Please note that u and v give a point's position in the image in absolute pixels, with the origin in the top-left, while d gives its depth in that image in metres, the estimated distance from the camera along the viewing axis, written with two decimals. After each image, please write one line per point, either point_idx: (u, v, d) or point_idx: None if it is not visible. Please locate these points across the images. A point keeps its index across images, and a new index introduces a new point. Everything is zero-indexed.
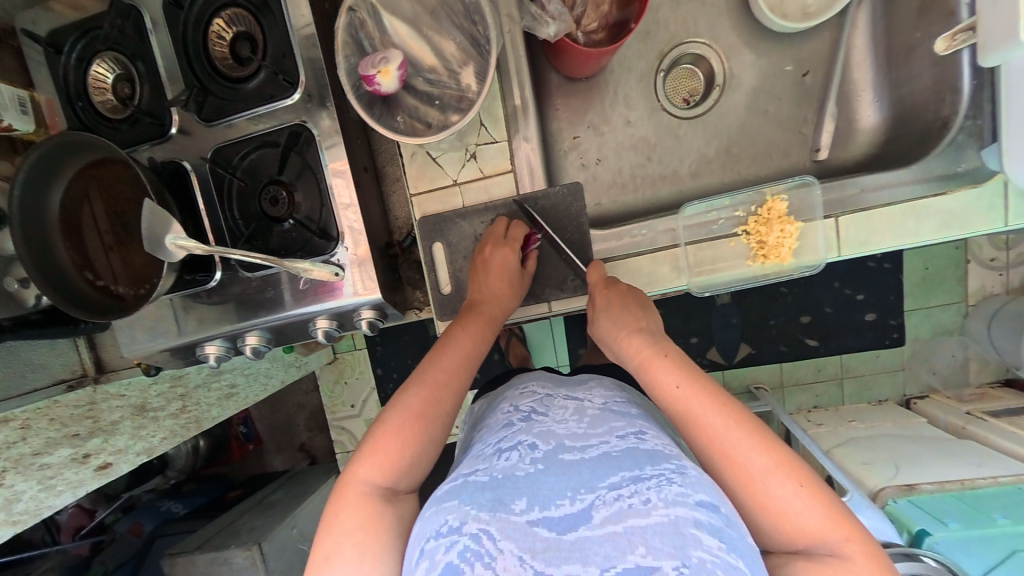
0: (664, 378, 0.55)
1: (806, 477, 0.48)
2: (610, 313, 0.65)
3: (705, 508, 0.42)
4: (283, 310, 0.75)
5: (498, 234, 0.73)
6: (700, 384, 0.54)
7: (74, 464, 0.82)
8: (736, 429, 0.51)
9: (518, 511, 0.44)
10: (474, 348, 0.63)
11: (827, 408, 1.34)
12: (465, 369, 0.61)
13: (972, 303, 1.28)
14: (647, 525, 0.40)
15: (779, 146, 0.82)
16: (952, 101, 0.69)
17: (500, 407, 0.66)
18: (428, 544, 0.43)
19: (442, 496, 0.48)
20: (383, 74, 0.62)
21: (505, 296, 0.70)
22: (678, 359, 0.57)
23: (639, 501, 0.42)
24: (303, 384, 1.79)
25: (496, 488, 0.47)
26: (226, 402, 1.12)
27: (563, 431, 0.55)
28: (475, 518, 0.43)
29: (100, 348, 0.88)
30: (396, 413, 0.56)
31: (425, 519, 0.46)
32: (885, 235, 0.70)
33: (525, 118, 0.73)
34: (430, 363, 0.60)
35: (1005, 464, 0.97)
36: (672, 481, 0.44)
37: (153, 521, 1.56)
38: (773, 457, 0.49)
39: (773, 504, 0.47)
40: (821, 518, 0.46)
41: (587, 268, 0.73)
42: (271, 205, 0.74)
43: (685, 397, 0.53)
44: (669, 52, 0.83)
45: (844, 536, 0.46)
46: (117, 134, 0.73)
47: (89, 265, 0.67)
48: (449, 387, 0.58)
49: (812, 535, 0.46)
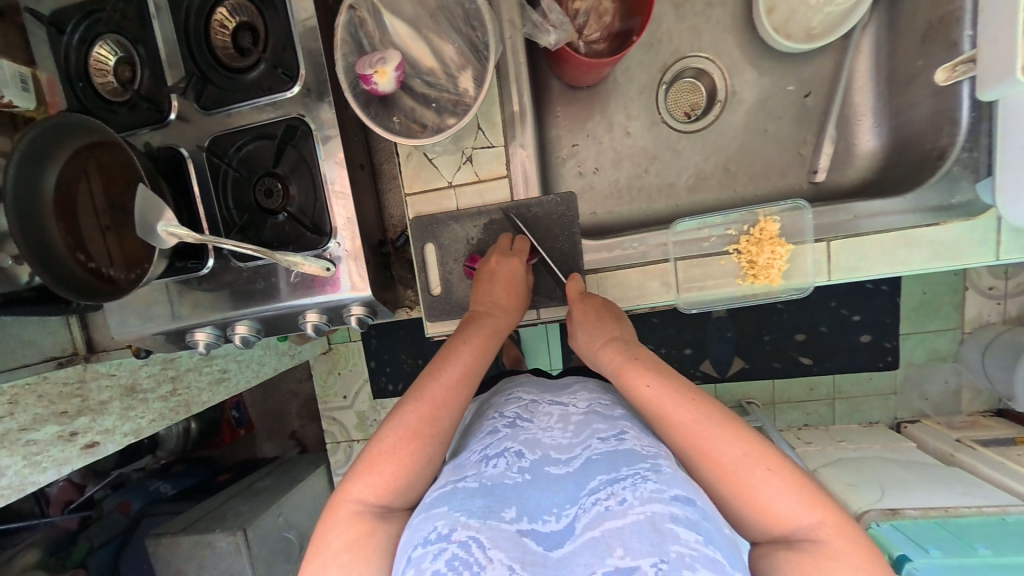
0: (636, 380, 0.56)
1: (780, 464, 0.49)
2: (586, 324, 0.67)
3: (681, 502, 0.42)
4: (274, 301, 0.75)
5: (502, 248, 0.72)
6: (671, 382, 0.54)
7: (59, 441, 0.82)
8: (707, 422, 0.51)
9: (509, 519, 0.44)
10: (476, 362, 0.61)
11: (817, 427, 1.34)
12: (466, 385, 0.59)
13: (968, 330, 1.27)
14: (622, 526, 0.41)
15: (778, 166, 0.82)
16: (949, 133, 0.68)
17: (486, 415, 0.65)
18: (415, 553, 0.43)
19: (431, 502, 0.48)
20: (380, 74, 0.63)
21: (508, 310, 0.69)
22: (651, 362, 0.58)
23: (615, 502, 0.43)
24: (297, 372, 1.80)
25: (486, 495, 0.47)
26: (217, 387, 1.12)
27: (549, 440, 0.55)
28: (465, 525, 0.43)
29: (92, 328, 0.91)
30: (393, 430, 0.55)
31: (415, 527, 0.46)
32: (875, 262, 0.70)
33: (523, 125, 0.73)
34: (428, 379, 0.59)
35: (992, 494, 0.98)
36: (647, 479, 0.44)
37: (140, 500, 1.54)
38: (746, 447, 0.49)
39: (750, 493, 0.48)
40: (799, 504, 0.47)
41: (568, 280, 0.73)
42: (266, 197, 0.74)
43: (657, 396, 0.53)
44: (672, 65, 0.83)
45: (819, 520, 0.46)
46: (116, 116, 0.73)
47: (82, 247, 0.67)
48: (446, 404, 0.57)
49: (791, 522, 0.46)
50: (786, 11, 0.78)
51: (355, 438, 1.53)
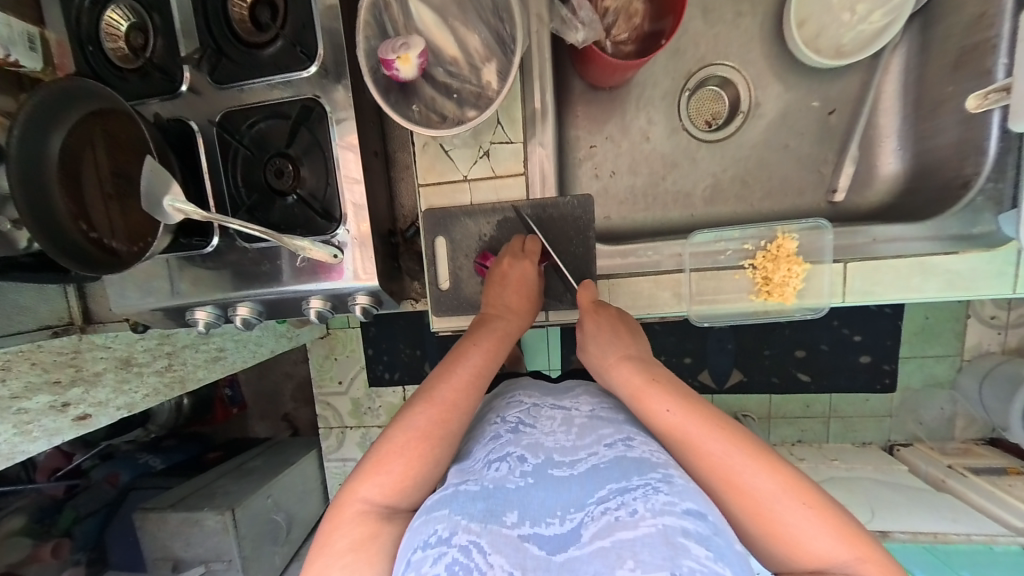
0: (656, 405, 0.54)
1: (811, 497, 0.48)
2: (599, 339, 0.66)
3: (692, 516, 0.42)
4: (279, 284, 0.74)
5: (514, 250, 0.71)
6: (695, 410, 0.53)
7: (50, 412, 0.81)
8: (735, 451, 0.50)
9: (510, 524, 0.44)
10: (486, 364, 0.61)
11: (810, 444, 1.34)
12: (477, 386, 0.59)
13: (967, 358, 1.27)
14: (635, 538, 0.40)
15: (796, 183, 0.81)
16: (975, 162, 0.67)
17: (487, 419, 0.63)
18: (415, 556, 0.42)
19: (432, 506, 0.47)
20: (403, 61, 0.61)
21: (520, 313, 0.68)
22: (673, 388, 0.56)
23: (625, 513, 0.43)
24: (292, 354, 1.79)
25: (487, 498, 0.46)
26: (212, 365, 1.12)
27: (552, 443, 0.55)
28: (465, 529, 0.43)
29: (89, 298, 0.90)
30: (402, 431, 0.54)
31: (414, 530, 0.45)
32: (891, 287, 0.69)
33: (543, 123, 0.72)
34: (439, 380, 0.59)
35: (979, 522, 1.00)
36: (659, 490, 0.44)
37: (130, 472, 1.54)
38: (778, 479, 0.49)
39: (784, 527, 0.47)
40: (833, 539, 0.46)
41: (577, 286, 0.72)
42: (276, 177, 0.72)
43: (682, 425, 0.52)
44: (696, 72, 0.81)
45: (856, 555, 0.46)
46: (126, 84, 0.71)
47: (84, 216, 0.65)
48: (456, 407, 0.57)
49: (826, 558, 0.46)
50: (817, 26, 0.76)
51: (348, 425, 1.53)
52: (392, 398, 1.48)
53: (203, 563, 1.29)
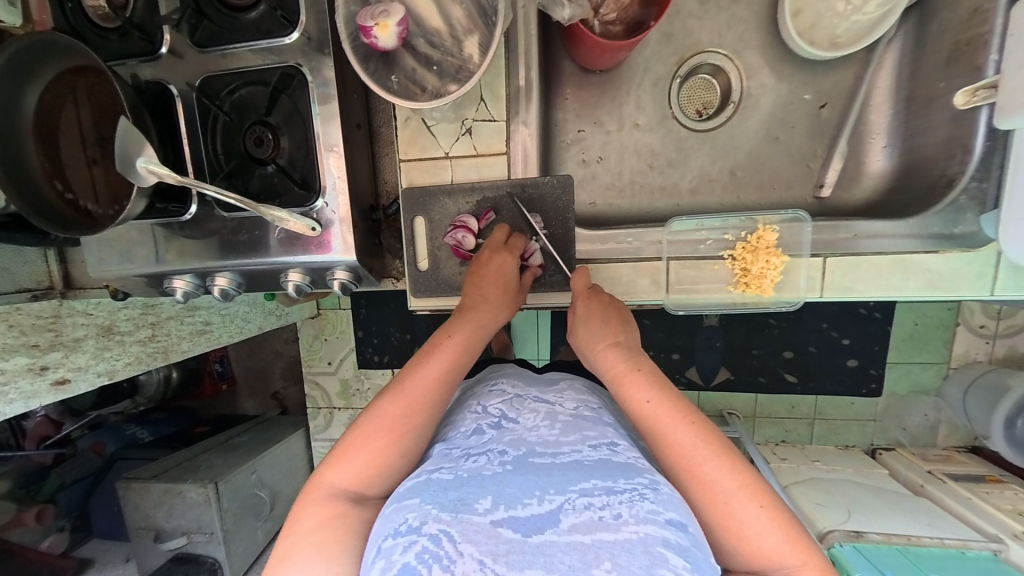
0: (636, 392, 0.56)
1: (768, 500, 0.49)
2: (589, 323, 0.67)
3: (674, 526, 0.43)
4: (258, 255, 0.74)
5: (494, 242, 0.71)
6: (671, 400, 0.55)
7: (29, 374, 0.80)
8: (701, 444, 0.51)
9: (481, 511, 0.44)
10: (457, 359, 0.60)
11: (794, 445, 1.34)
12: (448, 381, 0.58)
13: (953, 366, 1.27)
14: (615, 541, 0.41)
15: (784, 177, 0.80)
16: (961, 160, 0.66)
17: (468, 407, 0.64)
18: (385, 543, 0.43)
19: (404, 493, 0.48)
20: (382, 28, 0.60)
21: (496, 305, 0.67)
22: (651, 375, 0.58)
23: (610, 515, 0.43)
24: (284, 333, 1.80)
25: (460, 487, 0.47)
26: (198, 338, 1.13)
27: (535, 437, 0.55)
28: (435, 518, 0.43)
29: (70, 263, 0.89)
30: (369, 419, 0.54)
31: (385, 517, 0.46)
32: (869, 284, 0.69)
33: (527, 102, 0.71)
34: (410, 372, 0.58)
35: (952, 527, 1.00)
36: (644, 497, 0.45)
37: (116, 442, 1.56)
38: (737, 477, 0.49)
39: (735, 522, 0.48)
40: (778, 539, 0.47)
41: (572, 273, 0.72)
42: (255, 146, 0.72)
43: (655, 413, 0.54)
44: (688, 59, 0.80)
45: (801, 562, 0.46)
46: (106, 43, 0.70)
47: (60, 176, 0.65)
48: (427, 400, 0.56)
49: (764, 554, 0.47)
50: (811, 16, 0.74)
51: (336, 405, 1.53)
52: (379, 380, 1.49)
53: (184, 535, 1.30)
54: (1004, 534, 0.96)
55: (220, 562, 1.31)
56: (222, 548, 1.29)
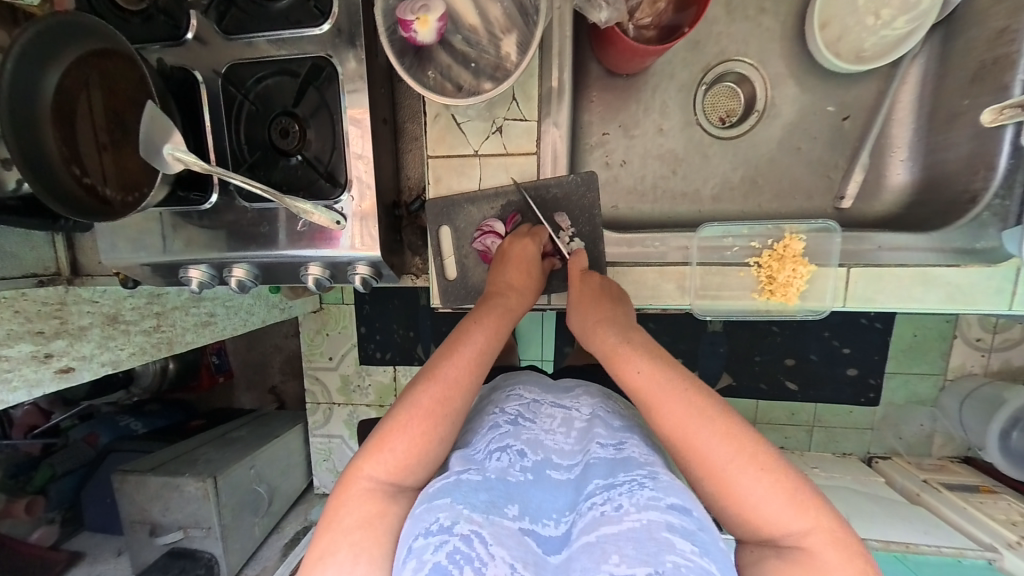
0: (627, 367, 0.55)
1: (771, 466, 0.47)
2: (582, 310, 0.65)
3: (677, 511, 0.42)
4: (276, 248, 0.72)
5: (522, 231, 0.72)
6: (664, 370, 0.53)
7: (32, 362, 0.77)
8: (698, 416, 0.49)
9: (511, 517, 0.45)
10: (489, 343, 0.59)
11: (794, 451, 1.35)
12: (479, 367, 0.57)
13: (950, 377, 1.29)
14: (619, 532, 0.40)
15: (804, 187, 0.81)
16: (984, 176, 0.67)
17: (485, 412, 0.62)
18: (417, 542, 0.42)
19: (434, 493, 0.46)
20: (421, 23, 0.60)
21: (524, 291, 0.66)
22: (645, 351, 0.56)
23: (611, 508, 0.43)
24: (283, 327, 1.78)
25: (490, 490, 0.47)
26: (202, 330, 1.11)
27: (551, 443, 0.55)
28: (467, 519, 0.42)
29: (78, 251, 0.87)
30: (406, 408, 0.53)
31: (415, 517, 0.45)
32: (891, 296, 0.70)
33: (559, 102, 0.71)
34: (443, 358, 0.57)
35: (949, 535, 1.03)
36: (643, 485, 0.44)
37: (110, 434, 1.50)
38: (735, 445, 0.48)
39: (736, 493, 0.47)
40: (782, 504, 0.45)
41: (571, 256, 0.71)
42: (281, 137, 0.70)
43: (647, 386, 0.52)
44: (715, 66, 0.80)
45: (808, 525, 0.45)
46: (127, 26, 0.68)
47: (77, 160, 0.63)
48: (460, 385, 0.55)
49: (767, 517, 0.45)
50: (839, 28, 0.75)
51: (336, 402, 1.52)
52: (381, 377, 1.48)
53: (181, 529, 1.28)
54: (998, 543, 0.98)
55: (218, 558, 1.29)
56: (219, 543, 1.27)
